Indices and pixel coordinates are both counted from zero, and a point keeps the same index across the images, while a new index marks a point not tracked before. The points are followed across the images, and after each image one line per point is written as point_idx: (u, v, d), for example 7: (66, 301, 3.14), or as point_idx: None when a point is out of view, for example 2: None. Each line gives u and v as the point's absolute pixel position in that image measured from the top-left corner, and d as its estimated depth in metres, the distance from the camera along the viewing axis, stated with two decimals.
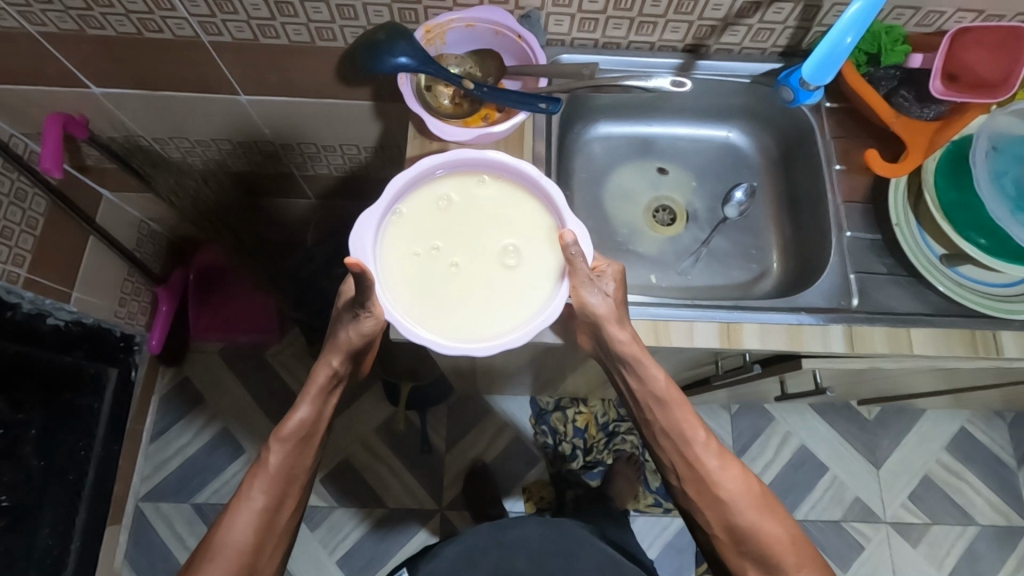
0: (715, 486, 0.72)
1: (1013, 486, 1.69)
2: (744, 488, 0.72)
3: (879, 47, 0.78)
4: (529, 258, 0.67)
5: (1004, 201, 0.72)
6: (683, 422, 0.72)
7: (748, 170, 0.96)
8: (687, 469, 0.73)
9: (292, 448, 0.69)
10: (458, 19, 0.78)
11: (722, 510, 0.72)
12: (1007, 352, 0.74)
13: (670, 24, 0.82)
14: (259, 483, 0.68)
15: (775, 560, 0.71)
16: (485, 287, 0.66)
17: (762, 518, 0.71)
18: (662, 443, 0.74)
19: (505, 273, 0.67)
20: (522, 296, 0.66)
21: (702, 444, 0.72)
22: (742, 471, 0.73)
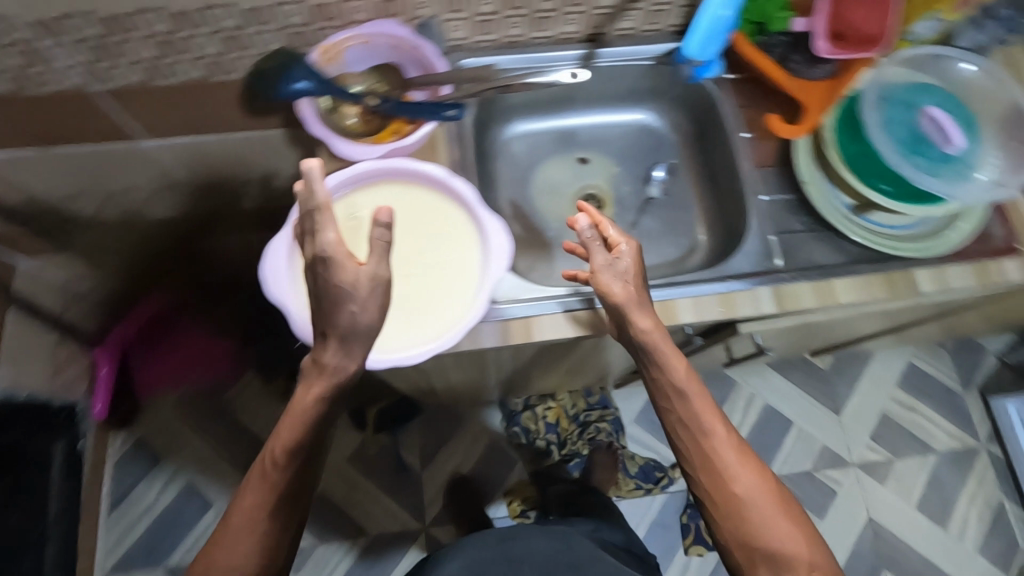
0: (732, 480, 0.65)
1: (963, 410, 1.79)
2: (761, 487, 0.66)
3: (764, 15, 0.80)
4: (448, 260, 0.67)
5: (899, 145, 0.76)
6: (704, 414, 0.66)
7: (667, 148, 0.97)
8: (702, 458, 0.66)
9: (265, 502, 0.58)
10: (352, 36, 0.78)
11: (738, 508, 0.64)
12: (922, 288, 0.78)
13: (565, 17, 0.84)
14: (223, 544, 0.58)
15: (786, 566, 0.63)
16: (411, 298, 0.65)
17: (776, 517, 0.64)
18: (679, 435, 0.68)
19: (425, 280, 0.66)
20: (445, 299, 0.65)
21: (722, 439, 0.66)
22: (759, 470, 0.66)
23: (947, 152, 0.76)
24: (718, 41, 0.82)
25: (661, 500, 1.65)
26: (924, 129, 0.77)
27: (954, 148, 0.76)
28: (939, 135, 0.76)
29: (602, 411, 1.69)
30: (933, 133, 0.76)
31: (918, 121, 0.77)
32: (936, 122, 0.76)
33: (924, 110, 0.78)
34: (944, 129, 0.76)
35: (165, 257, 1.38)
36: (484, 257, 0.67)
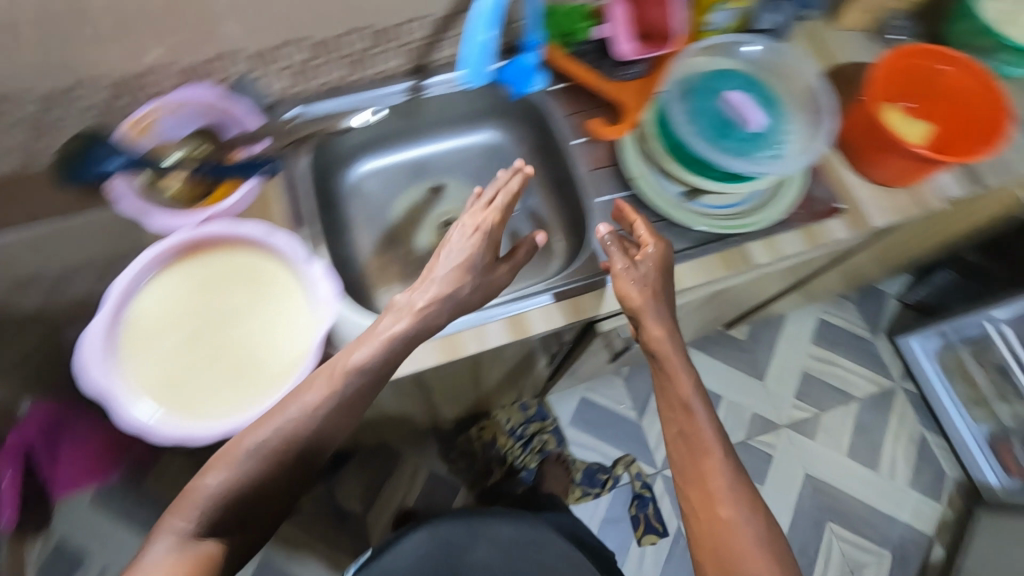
0: (719, 503, 0.67)
1: (875, 354, 1.88)
2: (751, 520, 0.66)
3: (568, 28, 0.85)
4: (278, 316, 0.67)
5: (706, 128, 0.81)
6: (699, 451, 0.69)
7: (516, 162, 0.99)
8: (691, 481, 0.69)
9: (311, 424, 0.60)
10: (161, 106, 0.77)
11: (718, 529, 0.66)
12: (757, 260, 0.82)
13: (381, 55, 0.86)
14: (218, 472, 0.57)
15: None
16: (240, 358, 0.65)
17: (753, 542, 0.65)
18: (678, 460, 0.70)
19: (256, 341, 0.66)
20: (277, 356, 0.65)
21: (718, 471, 0.68)
22: (749, 502, 0.67)
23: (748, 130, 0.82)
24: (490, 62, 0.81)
25: (608, 498, 1.66)
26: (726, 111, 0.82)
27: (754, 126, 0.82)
28: (738, 116, 0.82)
29: (542, 423, 1.70)
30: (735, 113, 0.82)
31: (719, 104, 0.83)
32: (735, 104, 0.83)
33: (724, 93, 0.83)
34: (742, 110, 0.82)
35: None
36: (312, 305, 0.67)
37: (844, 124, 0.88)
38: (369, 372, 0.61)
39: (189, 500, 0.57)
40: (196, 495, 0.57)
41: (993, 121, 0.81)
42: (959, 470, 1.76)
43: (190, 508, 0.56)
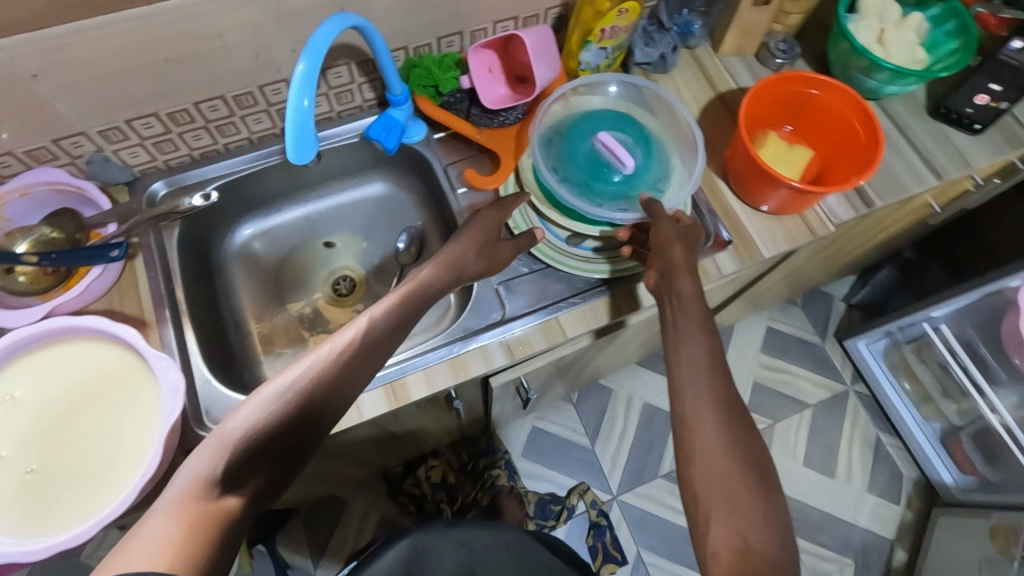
0: (710, 428, 0.61)
1: (825, 358, 1.87)
2: (743, 457, 0.60)
3: (434, 78, 0.82)
4: (127, 413, 0.64)
5: (576, 175, 0.81)
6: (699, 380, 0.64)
7: (410, 213, 0.97)
8: (684, 412, 0.63)
9: (351, 358, 0.59)
10: (7, 191, 0.73)
11: (706, 455, 0.60)
12: (645, 302, 0.80)
13: (249, 118, 0.83)
14: (262, 402, 0.54)
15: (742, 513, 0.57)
16: (85, 462, 0.62)
17: (742, 470, 0.59)
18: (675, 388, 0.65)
19: (104, 442, 0.63)
20: (124, 457, 0.62)
21: (713, 403, 0.63)
22: (744, 436, 0.62)
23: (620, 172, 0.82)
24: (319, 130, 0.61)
25: (565, 530, 1.63)
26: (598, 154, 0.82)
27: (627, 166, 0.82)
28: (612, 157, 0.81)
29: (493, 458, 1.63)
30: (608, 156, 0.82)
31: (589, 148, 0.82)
32: (609, 145, 0.81)
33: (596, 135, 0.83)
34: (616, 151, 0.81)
35: None
36: (161, 399, 0.64)
37: (732, 154, 0.85)
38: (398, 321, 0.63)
39: (217, 440, 0.52)
40: (226, 435, 0.52)
41: (865, 150, 0.80)
42: (916, 469, 1.75)
43: (218, 450, 0.51)
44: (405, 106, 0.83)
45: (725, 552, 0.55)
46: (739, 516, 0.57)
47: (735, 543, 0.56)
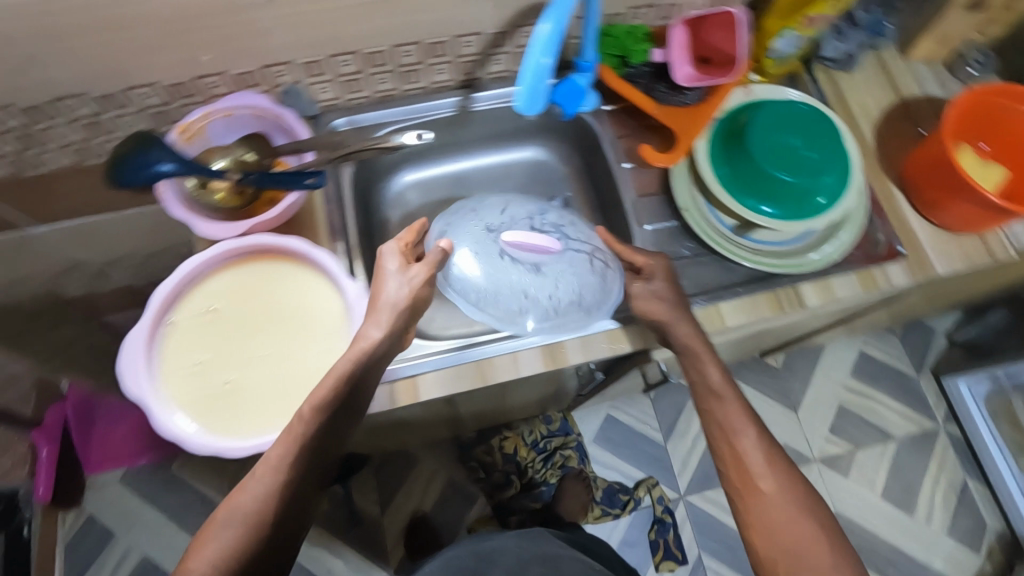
0: (759, 478, 0.64)
1: (917, 392, 1.80)
2: (792, 492, 0.63)
3: (624, 47, 0.82)
4: (315, 338, 0.67)
5: (741, 175, 0.79)
6: (737, 425, 0.67)
7: (560, 181, 0.97)
8: (735, 473, 0.66)
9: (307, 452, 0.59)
10: (212, 111, 0.77)
11: (765, 508, 0.63)
12: (809, 302, 0.78)
13: (433, 68, 0.84)
14: (215, 532, 0.56)
15: (806, 557, 0.60)
16: (273, 377, 0.65)
17: (798, 512, 0.62)
18: (717, 447, 0.68)
19: (292, 360, 0.66)
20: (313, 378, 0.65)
21: (755, 446, 0.66)
22: (789, 473, 0.64)
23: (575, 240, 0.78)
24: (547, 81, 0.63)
25: (627, 521, 1.63)
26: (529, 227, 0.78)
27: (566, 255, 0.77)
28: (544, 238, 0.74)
29: (565, 439, 1.68)
30: (535, 262, 0.76)
31: (517, 210, 0.82)
32: (530, 245, 0.74)
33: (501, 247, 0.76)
34: (543, 261, 0.76)
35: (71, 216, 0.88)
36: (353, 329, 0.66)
37: (911, 162, 0.82)
38: (329, 401, 0.59)
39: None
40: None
41: None
42: (1001, 521, 1.67)
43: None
44: (590, 73, 0.81)
45: None
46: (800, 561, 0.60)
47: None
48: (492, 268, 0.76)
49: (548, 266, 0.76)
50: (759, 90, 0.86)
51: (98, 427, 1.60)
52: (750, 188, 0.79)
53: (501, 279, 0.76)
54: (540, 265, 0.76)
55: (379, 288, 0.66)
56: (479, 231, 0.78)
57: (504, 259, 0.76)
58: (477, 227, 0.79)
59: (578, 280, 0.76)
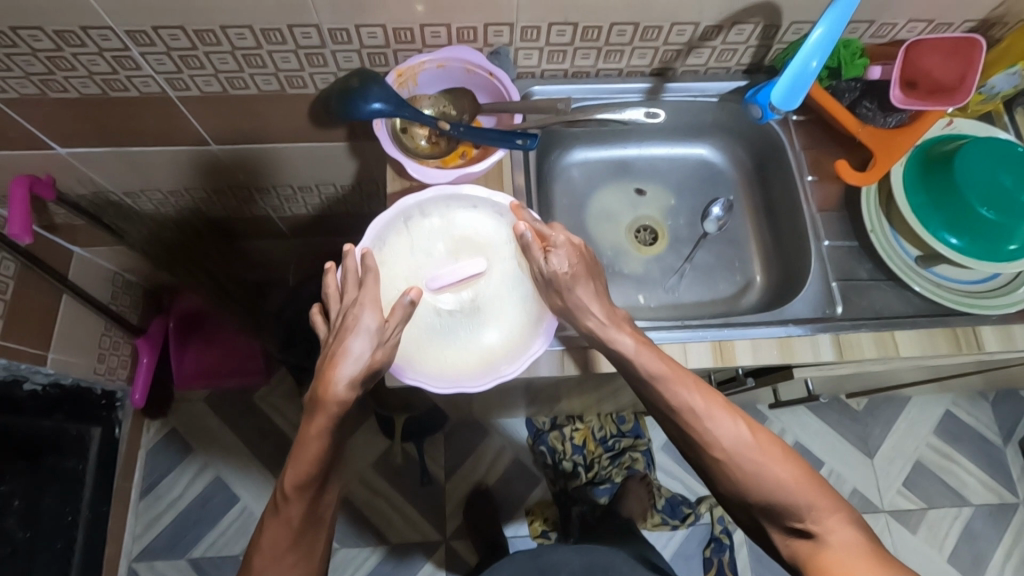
0: (714, 446, 0.61)
1: (1002, 464, 1.66)
2: (747, 439, 0.60)
3: (839, 60, 0.81)
4: (490, 303, 0.68)
5: (934, 204, 0.79)
6: (666, 388, 0.62)
7: (724, 184, 0.99)
8: (695, 442, 0.62)
9: (304, 514, 0.61)
10: (429, 60, 0.79)
11: (721, 467, 0.61)
12: (988, 345, 0.76)
13: (636, 51, 0.84)
14: None
15: (781, 504, 0.58)
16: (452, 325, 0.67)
17: (763, 463, 0.59)
18: (657, 411, 0.65)
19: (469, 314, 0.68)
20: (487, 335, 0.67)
21: (691, 405, 0.61)
22: (737, 425, 0.61)
23: (502, 244, 0.70)
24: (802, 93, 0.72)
25: (683, 533, 1.54)
26: (445, 256, 0.69)
27: (497, 269, 0.69)
28: (472, 264, 0.67)
29: (635, 441, 1.56)
30: (468, 292, 0.68)
31: (421, 237, 0.69)
32: (458, 280, 0.67)
33: (429, 296, 0.68)
34: (474, 283, 0.68)
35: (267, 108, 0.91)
36: (538, 312, 0.68)
37: None
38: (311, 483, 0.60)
39: None
40: None
41: None
42: None
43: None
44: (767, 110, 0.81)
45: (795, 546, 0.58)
46: (778, 512, 0.59)
47: (796, 533, 0.59)
48: (432, 317, 0.67)
49: (482, 291, 0.68)
50: (962, 121, 0.85)
51: (191, 348, 1.51)
52: (943, 216, 0.78)
53: (444, 322, 0.67)
54: (472, 293, 0.68)
55: (340, 351, 0.59)
56: (399, 275, 0.68)
57: (434, 304, 0.68)
58: (389, 273, 0.68)
59: (521, 288, 0.69)
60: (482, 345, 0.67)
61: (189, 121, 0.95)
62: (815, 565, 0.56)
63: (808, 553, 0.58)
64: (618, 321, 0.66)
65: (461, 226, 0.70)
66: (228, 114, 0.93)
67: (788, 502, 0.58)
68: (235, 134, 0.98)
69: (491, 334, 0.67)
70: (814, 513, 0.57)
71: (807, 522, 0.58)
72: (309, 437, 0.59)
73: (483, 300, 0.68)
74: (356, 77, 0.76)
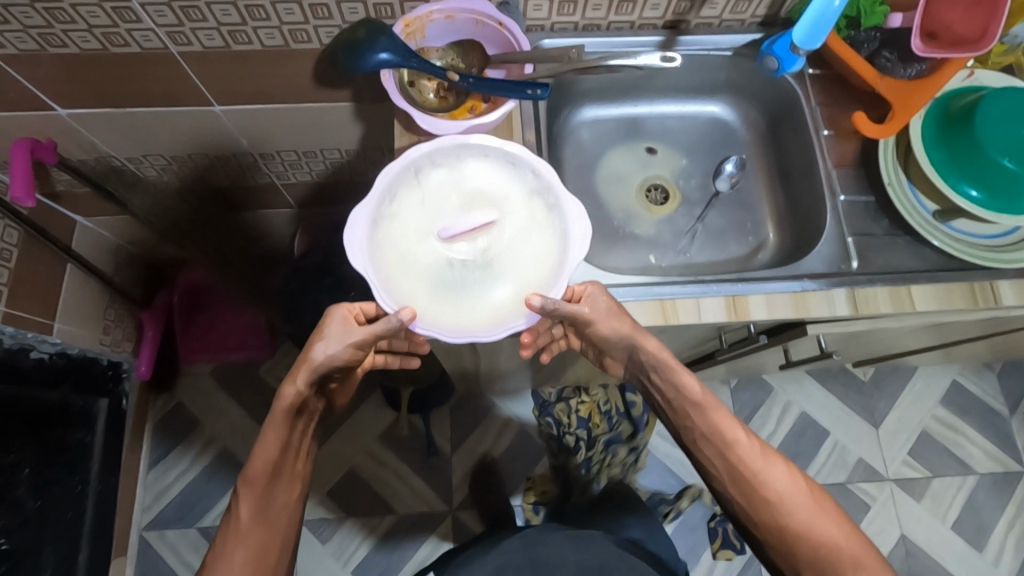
0: (765, 489, 0.65)
1: (1007, 434, 1.66)
2: (795, 487, 0.65)
3: (859, 9, 0.79)
4: (504, 253, 0.66)
5: (956, 159, 0.77)
6: (720, 422, 0.67)
7: (736, 143, 0.97)
8: (747, 488, 0.66)
9: (256, 519, 0.66)
10: (436, 10, 0.77)
11: (773, 515, 0.65)
12: (1005, 300, 0.76)
13: (649, 2, 0.82)
14: (238, 537, 0.64)
15: (827, 562, 0.63)
16: (466, 276, 0.65)
17: (812, 516, 0.64)
18: (701, 450, 0.69)
19: (483, 265, 0.65)
20: (502, 286, 0.65)
21: (746, 447, 0.66)
22: (789, 476, 0.66)
23: (516, 194, 0.68)
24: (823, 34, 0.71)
25: (687, 503, 1.51)
26: (457, 206, 0.68)
27: (511, 219, 0.67)
28: (485, 213, 0.65)
29: (647, 422, 1.40)
30: (481, 243, 0.66)
31: (433, 188, 0.68)
32: (471, 228, 0.65)
33: (442, 246, 0.66)
34: (488, 233, 0.66)
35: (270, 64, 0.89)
36: (555, 262, 0.66)
37: None
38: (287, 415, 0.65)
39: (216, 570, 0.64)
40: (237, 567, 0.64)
41: None
42: None
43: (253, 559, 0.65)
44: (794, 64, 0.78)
45: None
46: (822, 566, 0.63)
47: None
48: (444, 268, 0.65)
49: (496, 240, 0.66)
50: (980, 72, 0.83)
51: (197, 322, 1.52)
52: (967, 171, 0.76)
53: (458, 272, 0.65)
54: (486, 242, 0.66)
55: (311, 353, 0.65)
56: (411, 227, 0.66)
57: (447, 254, 0.66)
58: (401, 225, 0.66)
59: (537, 237, 0.67)
60: (498, 295, 0.65)
61: (190, 80, 0.93)
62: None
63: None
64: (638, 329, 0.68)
65: (474, 177, 0.69)
66: (229, 71, 0.91)
67: (830, 555, 0.63)
68: (237, 93, 0.96)
69: (508, 284, 0.65)
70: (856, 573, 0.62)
71: (845, 572, 0.62)
72: (265, 440, 0.65)
73: (497, 250, 0.66)
74: (361, 27, 0.75)
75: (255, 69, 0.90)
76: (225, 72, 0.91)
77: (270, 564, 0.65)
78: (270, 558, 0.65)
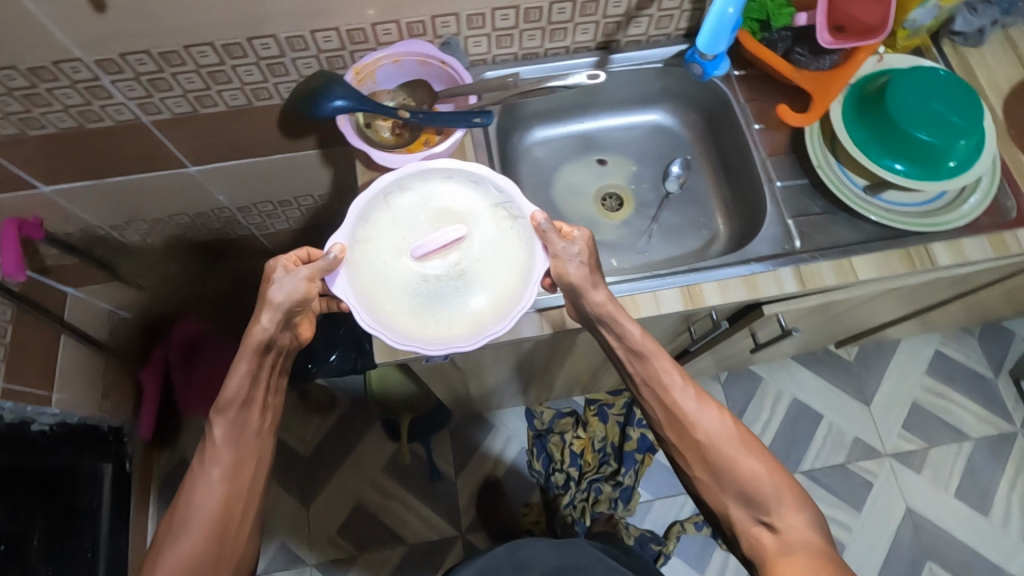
0: (694, 429, 0.68)
1: (996, 396, 1.69)
2: (724, 428, 0.68)
3: (767, 13, 0.86)
4: (474, 266, 0.71)
5: (880, 139, 0.83)
6: (659, 368, 0.69)
7: (681, 145, 1.04)
8: (679, 428, 0.69)
9: (230, 444, 0.65)
10: (384, 56, 0.84)
11: (701, 453, 0.67)
12: (940, 261, 0.81)
13: (579, 28, 0.89)
14: (208, 463, 0.65)
15: (752, 497, 0.64)
16: (440, 292, 0.70)
17: (736, 453, 0.66)
18: (644, 393, 0.72)
19: (455, 280, 0.70)
20: (475, 297, 0.70)
21: (682, 393, 0.69)
22: (718, 417, 0.68)
23: (484, 210, 0.73)
24: (727, 39, 0.79)
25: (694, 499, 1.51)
26: (428, 225, 0.72)
27: (479, 234, 0.72)
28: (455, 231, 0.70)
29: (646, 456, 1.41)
30: (453, 258, 0.71)
31: (404, 209, 0.72)
32: (442, 247, 0.70)
33: (416, 264, 0.71)
34: (458, 248, 0.71)
35: (235, 123, 0.96)
36: (525, 273, 0.70)
37: None
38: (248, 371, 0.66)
39: (182, 512, 0.63)
40: (200, 496, 0.63)
41: None
42: None
43: (223, 495, 0.64)
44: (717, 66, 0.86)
45: (760, 541, 0.63)
46: (748, 501, 0.65)
47: (761, 525, 0.64)
48: (420, 284, 0.70)
49: (466, 253, 0.71)
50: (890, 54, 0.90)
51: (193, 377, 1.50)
52: (891, 148, 0.83)
53: (432, 287, 0.70)
54: (456, 257, 0.71)
55: (269, 290, 0.66)
56: (386, 248, 0.71)
57: (422, 271, 0.71)
58: (375, 246, 0.71)
59: (506, 248, 0.71)
60: (471, 306, 0.70)
61: (162, 145, 0.98)
62: (774, 557, 0.62)
63: (770, 547, 0.63)
64: (594, 277, 0.71)
65: (443, 194, 0.73)
66: (198, 133, 0.97)
67: (755, 492, 0.64)
68: (207, 152, 1.02)
69: (480, 296, 0.70)
70: (779, 509, 0.63)
71: (768, 507, 0.64)
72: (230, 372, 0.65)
73: (468, 264, 0.71)
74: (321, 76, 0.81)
75: (221, 128, 0.96)
76: (195, 134, 0.97)
77: (241, 502, 0.65)
78: (238, 503, 0.65)
